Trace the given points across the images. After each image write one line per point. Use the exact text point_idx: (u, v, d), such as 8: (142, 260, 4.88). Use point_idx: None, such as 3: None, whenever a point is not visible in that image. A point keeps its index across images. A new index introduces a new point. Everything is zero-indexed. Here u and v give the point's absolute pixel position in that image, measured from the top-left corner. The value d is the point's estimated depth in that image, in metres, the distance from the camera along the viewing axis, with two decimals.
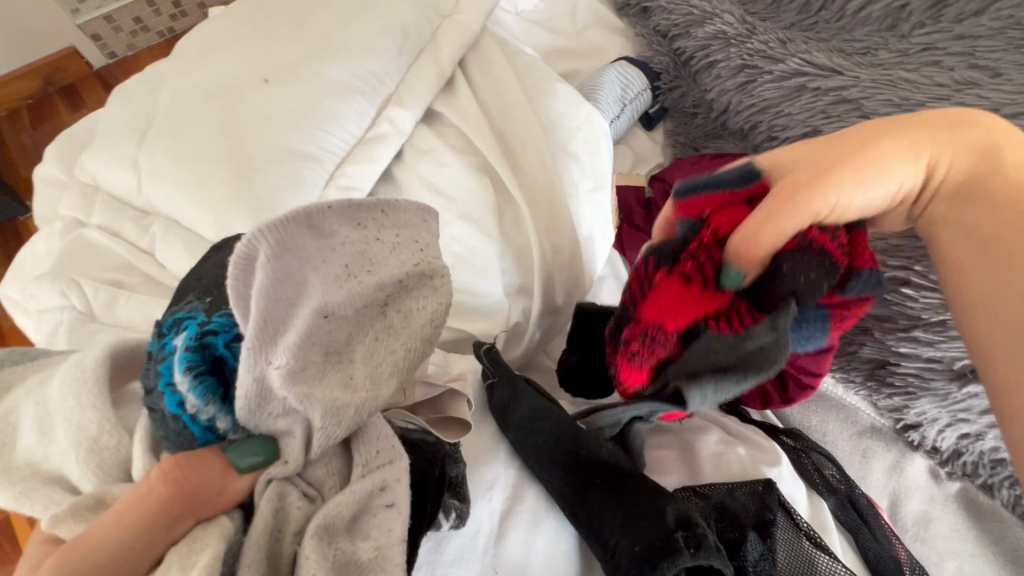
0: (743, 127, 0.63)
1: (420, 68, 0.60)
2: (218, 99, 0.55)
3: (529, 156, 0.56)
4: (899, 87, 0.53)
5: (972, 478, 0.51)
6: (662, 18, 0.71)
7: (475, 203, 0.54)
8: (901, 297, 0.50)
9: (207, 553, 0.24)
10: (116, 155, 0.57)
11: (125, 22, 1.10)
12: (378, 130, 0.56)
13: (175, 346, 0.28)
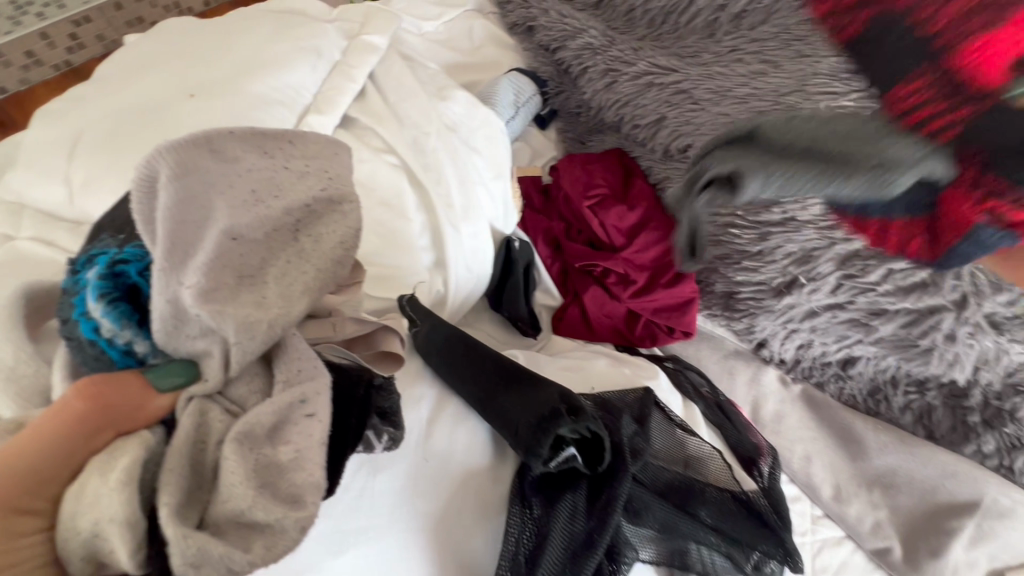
0: (615, 119, 0.77)
1: (334, 79, 0.67)
2: (146, 116, 0.59)
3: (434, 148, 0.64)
4: (716, 78, 0.66)
5: (810, 380, 0.64)
6: (544, 34, 0.84)
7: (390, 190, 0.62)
8: (729, 237, 0.62)
9: (126, 457, 0.28)
10: (44, 171, 0.59)
11: (16, 57, 1.10)
12: (299, 134, 0.62)
13: (88, 278, 0.31)
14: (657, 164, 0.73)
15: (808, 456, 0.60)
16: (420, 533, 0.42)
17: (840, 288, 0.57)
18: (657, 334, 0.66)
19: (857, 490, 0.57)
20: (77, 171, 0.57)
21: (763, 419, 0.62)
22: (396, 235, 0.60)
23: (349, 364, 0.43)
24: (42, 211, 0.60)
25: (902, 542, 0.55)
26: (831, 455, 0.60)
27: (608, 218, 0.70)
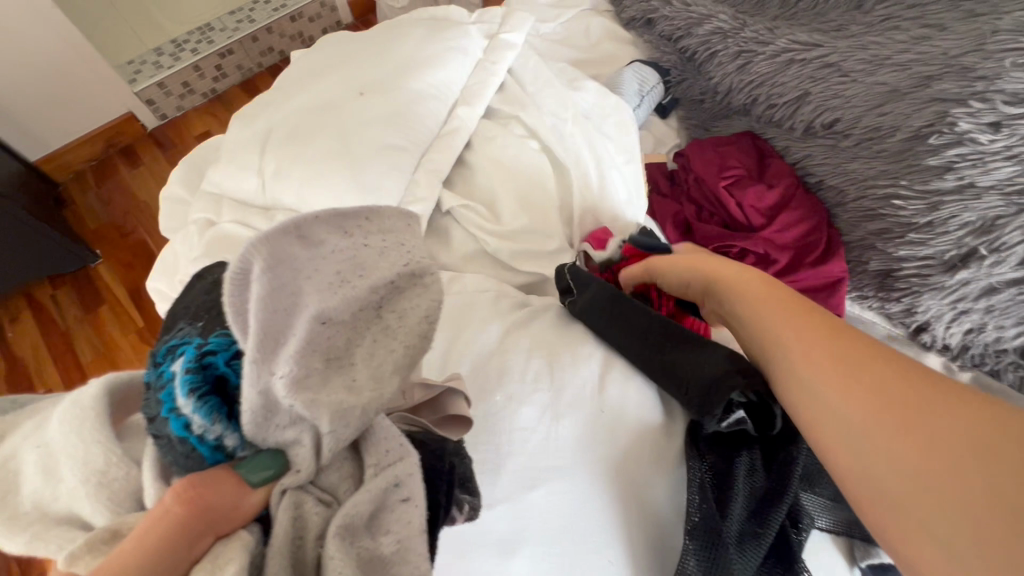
0: (746, 102, 0.72)
1: (479, 73, 0.67)
2: (324, 115, 0.62)
3: (574, 133, 0.62)
4: (867, 49, 0.62)
5: (982, 368, 0.56)
6: (667, 24, 0.80)
7: (531, 172, 0.61)
8: (892, 209, 0.57)
9: (231, 567, 0.23)
10: (240, 163, 0.64)
11: (176, 87, 1.22)
12: (450, 124, 0.64)
13: (173, 372, 0.27)
14: (796, 142, 0.67)
15: None
16: (599, 478, 0.41)
17: None
18: None
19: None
20: (269, 162, 0.62)
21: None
22: (532, 209, 0.60)
23: (420, 434, 0.35)
24: (235, 201, 0.65)
25: None
26: None
27: (746, 200, 0.66)
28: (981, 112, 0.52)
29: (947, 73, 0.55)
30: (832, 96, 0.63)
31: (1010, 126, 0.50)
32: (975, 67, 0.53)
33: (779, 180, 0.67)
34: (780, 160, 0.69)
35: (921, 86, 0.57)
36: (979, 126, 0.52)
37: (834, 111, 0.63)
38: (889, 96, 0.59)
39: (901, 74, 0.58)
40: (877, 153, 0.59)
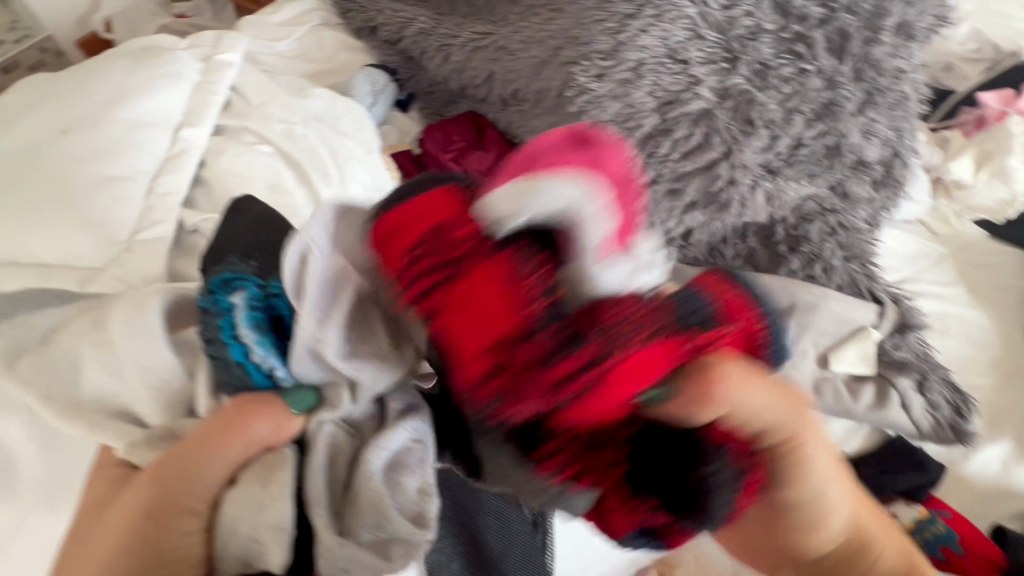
0: (461, 86, 0.91)
1: (200, 97, 0.77)
2: (35, 158, 0.67)
3: (302, 144, 0.77)
4: (520, 31, 0.81)
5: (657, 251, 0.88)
6: (386, 31, 0.99)
7: (271, 174, 0.73)
8: None
9: (279, 473, 0.41)
10: None
11: None
12: (178, 147, 0.73)
13: (234, 303, 0.43)
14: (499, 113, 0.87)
15: None
16: None
17: (646, 168, 0.73)
18: None
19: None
20: None
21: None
22: (283, 203, 0.71)
23: None
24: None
25: None
26: None
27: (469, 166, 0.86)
28: (588, 69, 0.71)
29: (564, 44, 0.74)
30: (507, 72, 0.82)
31: (608, 76, 0.71)
32: (580, 38, 0.73)
33: (491, 146, 0.88)
34: (494, 130, 0.90)
35: (550, 59, 0.76)
36: (588, 79, 0.71)
37: (510, 82, 0.82)
38: (539, 65, 0.78)
39: (541, 46, 0.77)
40: (541, 108, 0.79)
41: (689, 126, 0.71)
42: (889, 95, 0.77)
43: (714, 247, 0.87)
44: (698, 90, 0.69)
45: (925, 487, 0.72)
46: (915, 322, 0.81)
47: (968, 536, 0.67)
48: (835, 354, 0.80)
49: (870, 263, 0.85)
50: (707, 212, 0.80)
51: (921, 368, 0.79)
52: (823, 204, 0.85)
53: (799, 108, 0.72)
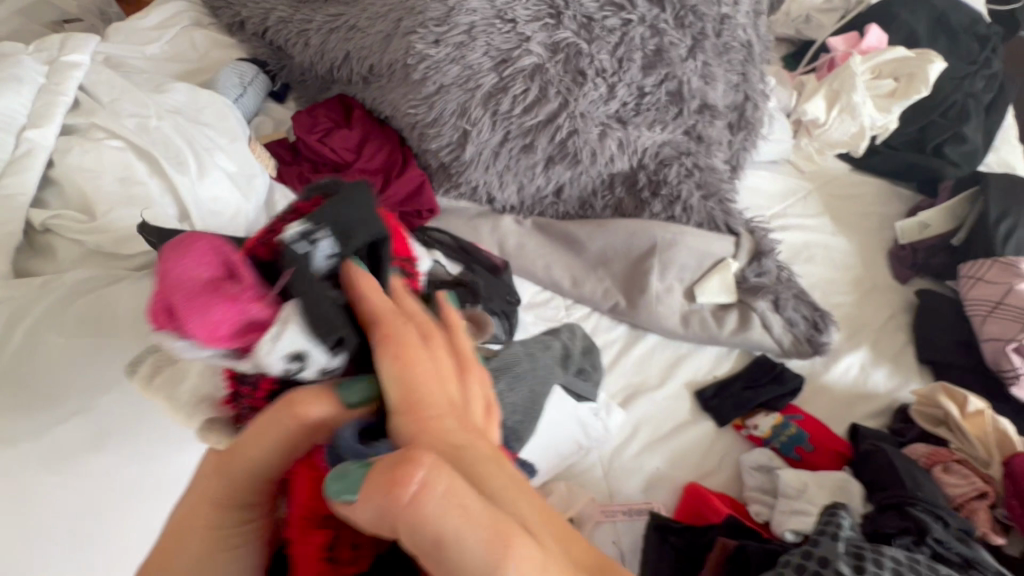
0: (326, 70, 0.93)
1: (45, 99, 0.77)
2: None
3: (157, 136, 0.78)
4: (368, 10, 0.85)
5: (532, 211, 0.90)
6: (251, 25, 1.00)
7: (122, 166, 0.73)
8: (414, 115, 0.81)
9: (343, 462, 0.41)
10: None
11: None
12: (22, 148, 0.72)
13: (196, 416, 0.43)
14: (362, 92, 0.90)
15: (548, 265, 0.86)
16: None
17: (495, 125, 0.79)
18: (411, 218, 0.86)
19: (588, 275, 0.86)
20: None
21: (510, 248, 0.86)
22: (134, 194, 0.72)
23: None
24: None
25: (623, 295, 0.85)
26: (564, 257, 0.87)
27: (335, 146, 0.88)
28: (425, 36, 0.76)
29: (404, 16, 0.79)
30: (360, 49, 0.85)
31: (445, 40, 0.76)
32: (416, 8, 0.77)
33: (356, 125, 0.90)
34: (360, 109, 0.92)
35: (395, 31, 0.80)
36: (426, 45, 0.76)
37: (366, 59, 0.85)
38: (388, 38, 0.81)
39: (385, 21, 0.82)
40: (394, 80, 0.83)
41: (525, 82, 0.77)
42: (713, 40, 0.85)
43: (585, 200, 0.89)
44: (528, 47, 0.75)
45: (782, 396, 0.79)
46: (768, 248, 0.87)
47: (815, 433, 0.75)
48: (699, 287, 0.84)
49: (727, 198, 0.89)
50: (567, 165, 0.83)
51: (773, 289, 0.85)
52: (679, 149, 0.88)
53: (628, 55, 0.79)
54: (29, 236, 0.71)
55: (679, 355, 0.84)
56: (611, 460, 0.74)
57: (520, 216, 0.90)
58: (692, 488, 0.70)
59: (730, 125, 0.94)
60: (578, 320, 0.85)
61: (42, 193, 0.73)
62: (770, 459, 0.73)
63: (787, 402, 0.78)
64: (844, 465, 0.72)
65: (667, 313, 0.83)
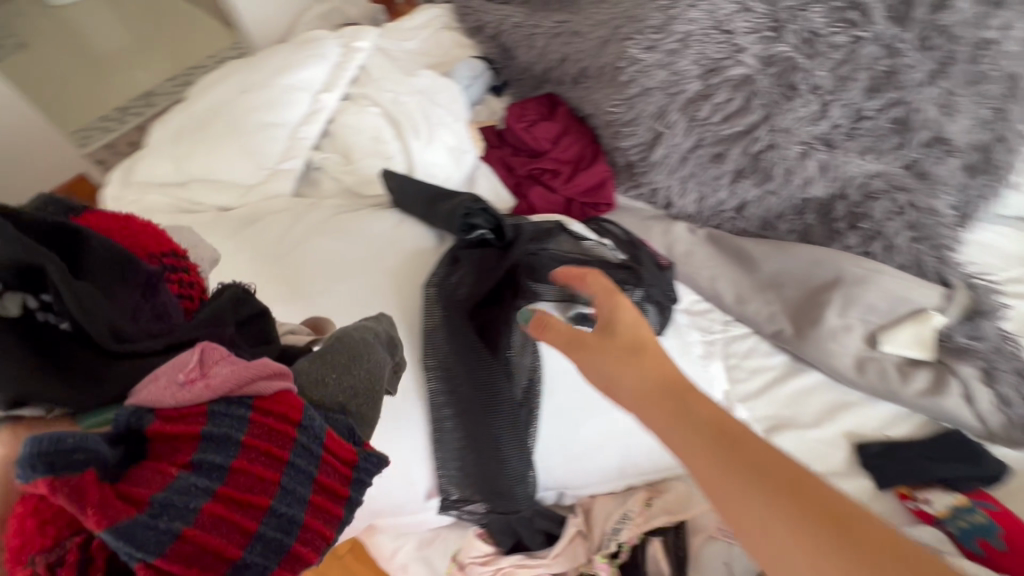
0: (542, 70, 1.05)
1: (337, 73, 1.01)
2: (222, 108, 0.94)
3: (404, 108, 0.96)
4: (591, 18, 0.94)
5: (707, 224, 0.89)
6: (488, 29, 1.17)
7: (377, 130, 0.94)
8: (612, 114, 0.87)
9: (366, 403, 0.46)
10: (159, 154, 0.95)
11: (121, 149, 1.67)
12: (316, 107, 0.96)
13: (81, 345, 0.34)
14: (569, 91, 1.00)
15: (714, 277, 0.84)
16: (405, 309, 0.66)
17: (689, 131, 0.81)
18: (589, 210, 0.93)
19: (756, 295, 0.82)
20: (182, 149, 0.93)
21: (677, 253, 0.87)
22: (381, 151, 0.91)
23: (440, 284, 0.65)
24: (157, 183, 0.95)
25: (791, 322, 0.80)
26: (734, 272, 0.84)
27: (537, 136, 0.99)
28: (640, 43, 0.82)
29: (624, 23, 0.86)
30: (576, 51, 0.94)
31: (657, 47, 0.81)
32: (637, 16, 0.83)
33: (559, 120, 1.00)
34: (565, 107, 1.02)
35: (611, 37, 0.88)
36: (639, 52, 0.82)
37: (579, 61, 0.94)
38: (603, 44, 0.89)
39: (606, 28, 0.89)
40: (601, 82, 0.91)
41: (730, 92, 0.78)
42: (963, 68, 0.77)
43: (767, 221, 0.86)
44: (741, 57, 0.77)
45: (971, 479, 0.67)
46: (989, 309, 0.74)
47: (1012, 531, 0.62)
48: (886, 333, 0.75)
49: (945, 245, 0.78)
50: (756, 182, 0.81)
51: (986, 356, 0.72)
52: (893, 182, 0.78)
53: (852, 74, 0.76)
54: (306, 170, 0.94)
55: (842, 402, 0.76)
56: None
57: (695, 225, 0.89)
58: None
59: (969, 166, 0.82)
60: (734, 338, 0.83)
61: (320, 142, 0.97)
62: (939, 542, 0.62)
63: (977, 487, 0.67)
64: None
65: (840, 353, 0.76)
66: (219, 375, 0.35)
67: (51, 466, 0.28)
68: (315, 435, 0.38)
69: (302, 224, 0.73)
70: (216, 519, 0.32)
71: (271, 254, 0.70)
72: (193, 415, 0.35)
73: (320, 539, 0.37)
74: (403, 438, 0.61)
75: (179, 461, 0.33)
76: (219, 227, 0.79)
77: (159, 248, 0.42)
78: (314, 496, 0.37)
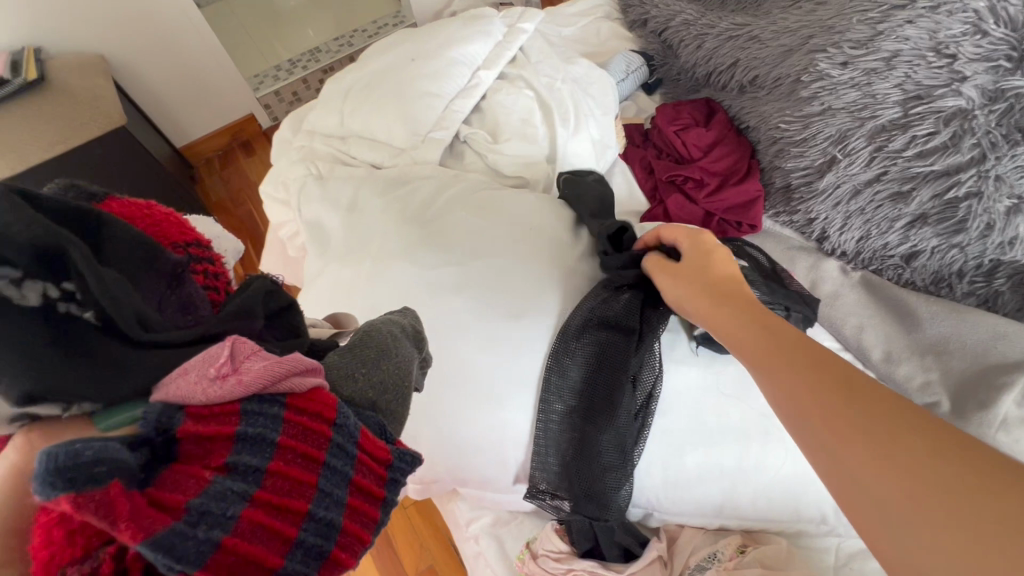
0: (706, 73, 0.99)
1: (497, 51, 1.03)
2: (390, 73, 1.00)
3: (556, 94, 0.96)
4: (779, 23, 0.87)
5: (865, 268, 0.80)
6: (654, 24, 1.12)
7: (527, 113, 0.95)
8: (782, 131, 0.82)
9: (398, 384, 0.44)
10: (328, 107, 1.04)
11: (286, 96, 1.91)
12: (473, 83, 0.99)
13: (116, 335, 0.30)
14: (733, 99, 0.94)
15: (861, 326, 0.75)
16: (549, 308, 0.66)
17: (872, 162, 0.73)
18: (729, 228, 0.87)
19: (911, 356, 0.71)
20: (348, 105, 1.01)
21: (821, 293, 0.79)
22: (526, 135, 0.92)
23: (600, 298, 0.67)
24: (322, 134, 1.05)
25: (950, 398, 0.67)
26: (888, 326, 0.74)
27: (687, 140, 0.93)
28: (833, 58, 0.76)
29: (820, 35, 0.79)
30: (752, 59, 0.88)
31: (855, 64, 0.74)
32: (834, 28, 0.78)
33: (716, 126, 0.93)
34: (724, 114, 0.95)
35: (801, 47, 0.81)
36: (828, 69, 0.76)
37: (752, 70, 0.89)
38: (788, 54, 0.83)
39: (792, 36, 0.83)
40: (777, 95, 0.84)
41: (936, 125, 0.68)
42: None
43: (942, 277, 0.75)
44: (959, 88, 0.67)
45: None
46: None
47: None
48: None
49: None
50: (941, 230, 0.71)
51: None
52: None
53: None
54: (453, 143, 0.98)
55: None
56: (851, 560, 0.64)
57: (849, 266, 0.81)
58: None
59: None
60: None
61: (470, 117, 1.00)
62: None
63: None
64: None
65: None
66: (251, 371, 0.32)
67: (75, 483, 0.24)
68: (349, 434, 0.36)
69: (447, 194, 0.76)
70: (255, 526, 0.30)
71: (415, 216, 0.74)
72: (224, 414, 0.32)
73: (358, 544, 0.34)
74: (510, 418, 0.63)
75: (212, 463, 0.30)
76: (368, 182, 0.84)
77: (183, 236, 0.38)
78: (350, 498, 0.35)
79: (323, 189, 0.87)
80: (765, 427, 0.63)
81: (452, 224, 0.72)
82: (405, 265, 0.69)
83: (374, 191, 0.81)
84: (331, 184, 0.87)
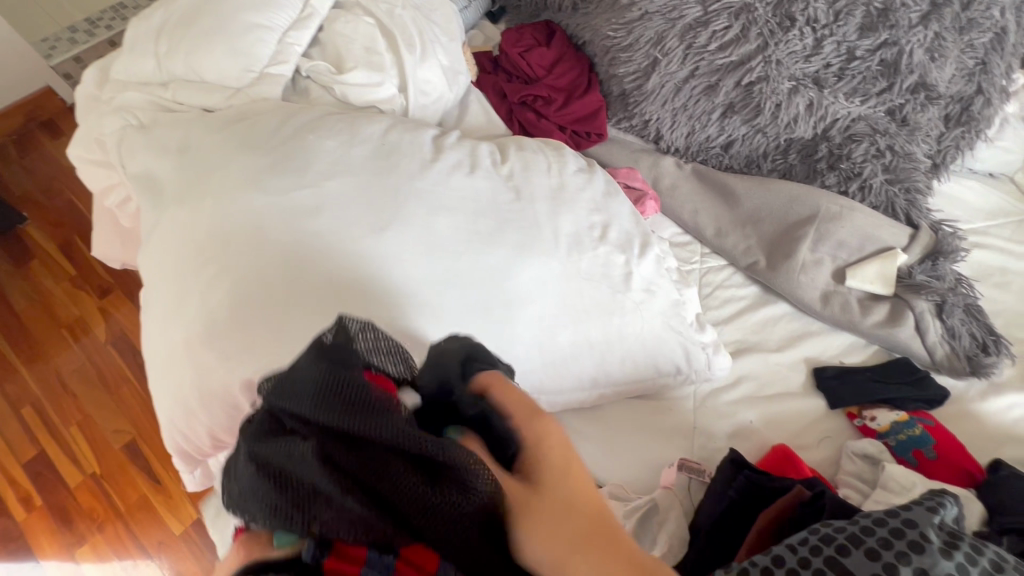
0: None
1: None
2: (205, 3, 0.89)
3: (398, 21, 0.93)
4: None
5: (695, 160, 0.91)
6: None
7: (371, 41, 0.91)
8: (610, 39, 0.89)
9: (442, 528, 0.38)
10: (137, 51, 0.91)
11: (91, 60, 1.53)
12: (306, 12, 0.92)
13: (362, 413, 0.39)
14: (569, 17, 0.99)
15: (696, 210, 0.88)
16: None
17: (686, 58, 0.83)
18: (581, 140, 0.95)
19: (735, 228, 0.86)
20: (163, 46, 0.89)
21: (662, 186, 0.90)
22: (372, 65, 0.89)
23: None
24: (135, 82, 0.92)
25: (765, 256, 0.83)
26: (715, 207, 0.87)
27: (533, 61, 0.98)
28: None
29: None
30: None
31: None
32: None
33: (558, 44, 0.98)
34: (563, 33, 1.00)
35: None
36: None
37: None
38: None
39: None
40: (604, 9, 0.90)
41: (729, 19, 0.79)
42: (956, 11, 0.78)
43: (753, 159, 0.88)
44: None
45: (915, 400, 0.72)
46: (949, 250, 0.79)
47: (943, 442, 0.67)
48: (853, 268, 0.79)
49: (916, 189, 0.82)
50: (745, 117, 0.84)
51: (942, 291, 0.76)
52: (876, 126, 0.81)
53: (849, 10, 0.77)
54: (295, 78, 0.91)
55: (805, 330, 0.81)
56: (705, 399, 0.75)
57: (683, 160, 0.92)
58: (783, 448, 0.68)
59: (947, 117, 0.85)
60: (709, 270, 0.86)
61: (310, 50, 0.93)
62: (880, 452, 0.67)
63: (917, 407, 0.72)
64: (971, 483, 0.65)
65: (808, 285, 0.80)
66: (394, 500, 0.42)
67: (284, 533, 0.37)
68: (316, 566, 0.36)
69: (293, 123, 0.71)
70: None
71: (259, 148, 0.69)
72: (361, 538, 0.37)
73: None
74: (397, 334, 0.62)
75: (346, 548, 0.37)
76: (200, 122, 0.76)
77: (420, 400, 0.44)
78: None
79: (148, 137, 0.78)
80: (619, 301, 0.69)
81: (298, 150, 0.68)
82: (254, 198, 0.65)
83: (206, 132, 0.74)
84: (155, 130, 0.78)
